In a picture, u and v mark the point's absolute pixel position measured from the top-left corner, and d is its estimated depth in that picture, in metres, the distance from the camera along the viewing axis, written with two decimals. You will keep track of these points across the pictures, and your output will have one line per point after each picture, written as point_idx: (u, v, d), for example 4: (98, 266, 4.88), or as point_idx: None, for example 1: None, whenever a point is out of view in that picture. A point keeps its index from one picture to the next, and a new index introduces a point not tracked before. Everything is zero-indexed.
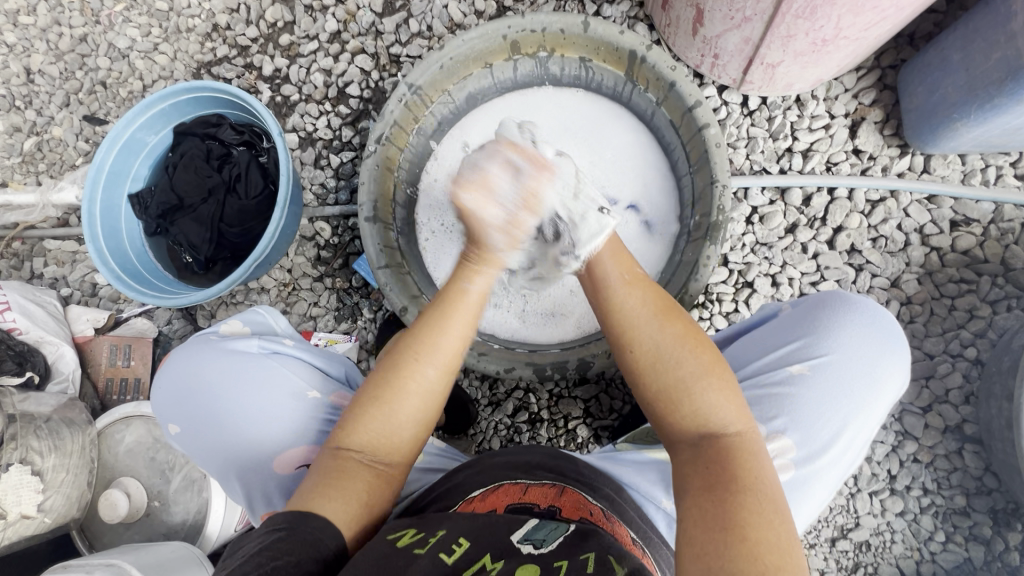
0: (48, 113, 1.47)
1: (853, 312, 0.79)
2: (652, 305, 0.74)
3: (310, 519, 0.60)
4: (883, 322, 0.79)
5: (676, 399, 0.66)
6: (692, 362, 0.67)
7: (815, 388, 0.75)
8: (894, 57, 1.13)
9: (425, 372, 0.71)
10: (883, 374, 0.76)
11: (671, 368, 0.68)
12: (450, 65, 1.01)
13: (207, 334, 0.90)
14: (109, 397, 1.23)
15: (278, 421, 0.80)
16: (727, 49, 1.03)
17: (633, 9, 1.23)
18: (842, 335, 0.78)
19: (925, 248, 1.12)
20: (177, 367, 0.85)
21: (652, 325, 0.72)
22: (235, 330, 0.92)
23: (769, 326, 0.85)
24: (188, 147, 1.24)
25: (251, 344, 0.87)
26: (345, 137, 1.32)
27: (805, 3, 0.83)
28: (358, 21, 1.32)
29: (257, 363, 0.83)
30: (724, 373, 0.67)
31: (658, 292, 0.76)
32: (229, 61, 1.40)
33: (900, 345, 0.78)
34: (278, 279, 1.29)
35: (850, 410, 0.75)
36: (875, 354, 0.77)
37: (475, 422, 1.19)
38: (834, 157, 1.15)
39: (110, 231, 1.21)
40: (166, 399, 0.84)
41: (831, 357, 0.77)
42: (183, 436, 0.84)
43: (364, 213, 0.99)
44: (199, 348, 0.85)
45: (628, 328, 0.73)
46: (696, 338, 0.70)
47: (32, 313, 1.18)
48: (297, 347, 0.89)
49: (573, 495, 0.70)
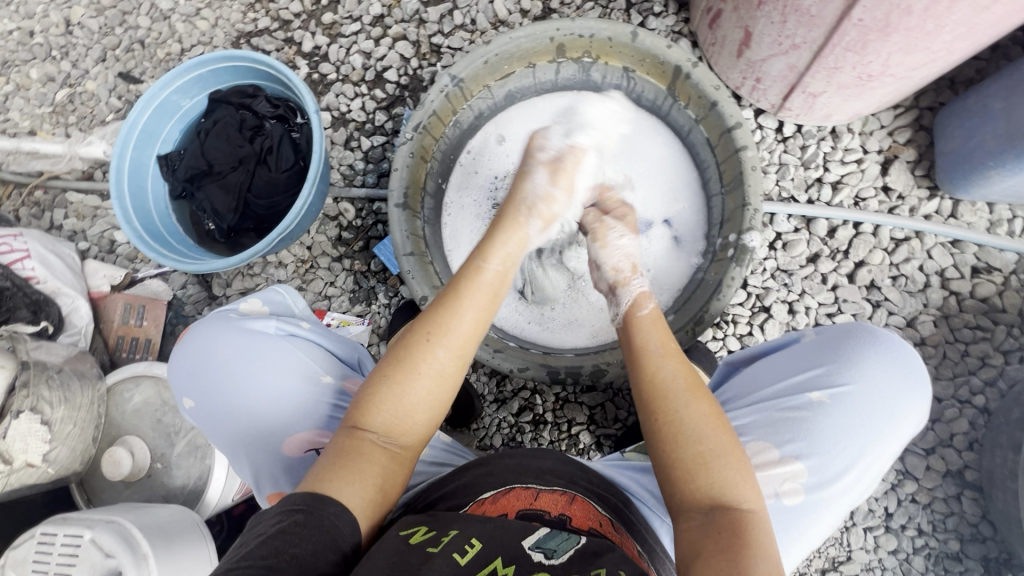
0: (83, 66, 1.47)
1: (878, 344, 0.80)
2: (682, 375, 0.72)
3: (327, 504, 0.61)
4: (907, 357, 0.80)
5: (692, 467, 0.65)
6: (716, 437, 0.67)
7: (833, 417, 0.76)
8: (932, 99, 1.13)
9: (442, 355, 0.72)
10: (902, 410, 0.77)
11: (693, 439, 0.66)
12: (494, 61, 1.02)
13: (227, 310, 0.91)
14: (118, 354, 1.23)
15: (290, 404, 0.80)
16: (770, 74, 1.04)
17: (678, 24, 1.24)
18: (864, 366, 0.78)
19: (944, 291, 1.12)
20: (193, 344, 0.85)
21: (680, 399, 0.69)
22: (253, 308, 0.92)
23: (791, 351, 0.86)
24: (222, 115, 1.24)
25: (268, 325, 0.87)
26: (378, 121, 1.32)
27: (857, 36, 0.83)
28: (403, 7, 1.34)
29: (273, 345, 0.84)
30: (739, 450, 0.67)
31: (690, 366, 0.74)
32: (269, 33, 1.40)
33: (922, 380, 0.79)
34: (298, 255, 1.30)
35: (870, 445, 0.76)
36: (897, 390, 0.77)
37: (479, 417, 1.19)
38: (863, 192, 1.15)
39: (136, 190, 1.21)
40: (181, 374, 0.85)
41: (855, 387, 0.77)
42: (195, 410, 0.84)
43: (395, 199, 0.99)
44: (215, 324, 0.85)
45: (661, 393, 0.70)
46: (720, 417, 0.68)
47: (52, 264, 1.18)
48: (314, 330, 0.90)
49: (583, 504, 0.71)
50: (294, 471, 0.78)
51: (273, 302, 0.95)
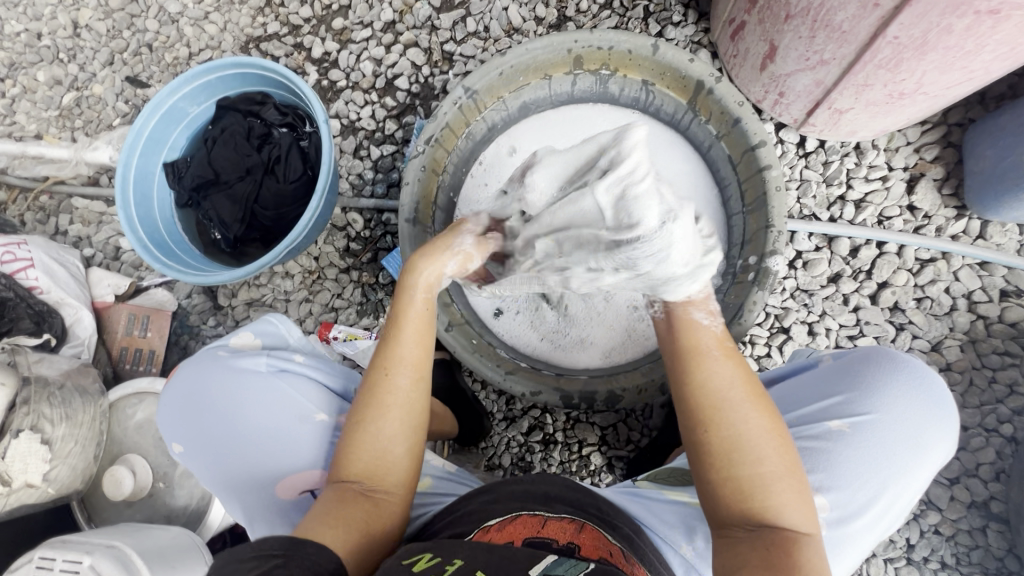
0: (90, 69, 1.45)
1: (900, 371, 0.76)
2: (744, 383, 0.67)
3: (306, 544, 0.58)
4: (931, 384, 0.76)
5: (746, 486, 0.62)
6: (776, 456, 0.63)
7: (854, 447, 0.73)
8: (962, 115, 1.09)
9: (415, 385, 0.72)
10: (927, 441, 0.73)
11: (753, 457, 0.63)
12: (509, 72, 0.99)
13: (218, 346, 0.88)
14: (122, 366, 1.21)
15: (284, 450, 0.77)
16: (795, 89, 1.00)
17: (698, 34, 1.21)
18: (886, 394, 0.75)
19: (971, 315, 1.08)
20: (185, 384, 0.82)
21: (740, 409, 0.65)
22: (246, 341, 0.89)
23: (808, 377, 0.82)
24: (230, 122, 1.22)
25: (260, 361, 0.83)
26: (387, 130, 1.29)
27: (891, 54, 0.79)
28: (415, 13, 1.31)
29: (265, 385, 0.80)
30: (798, 468, 0.64)
31: (749, 370, 0.69)
32: (279, 38, 1.38)
33: (948, 409, 0.76)
34: (305, 266, 1.28)
35: (893, 476, 0.72)
36: (922, 420, 0.74)
37: (488, 435, 1.17)
38: (888, 211, 1.12)
39: (142, 198, 1.19)
40: (174, 417, 0.82)
41: (877, 416, 0.74)
42: (188, 455, 0.81)
43: (405, 214, 0.98)
44: (206, 364, 0.83)
45: (716, 405, 0.65)
46: (781, 432, 0.64)
47: (56, 273, 1.16)
48: (308, 363, 0.86)
49: (593, 532, 0.68)
50: (291, 519, 0.75)
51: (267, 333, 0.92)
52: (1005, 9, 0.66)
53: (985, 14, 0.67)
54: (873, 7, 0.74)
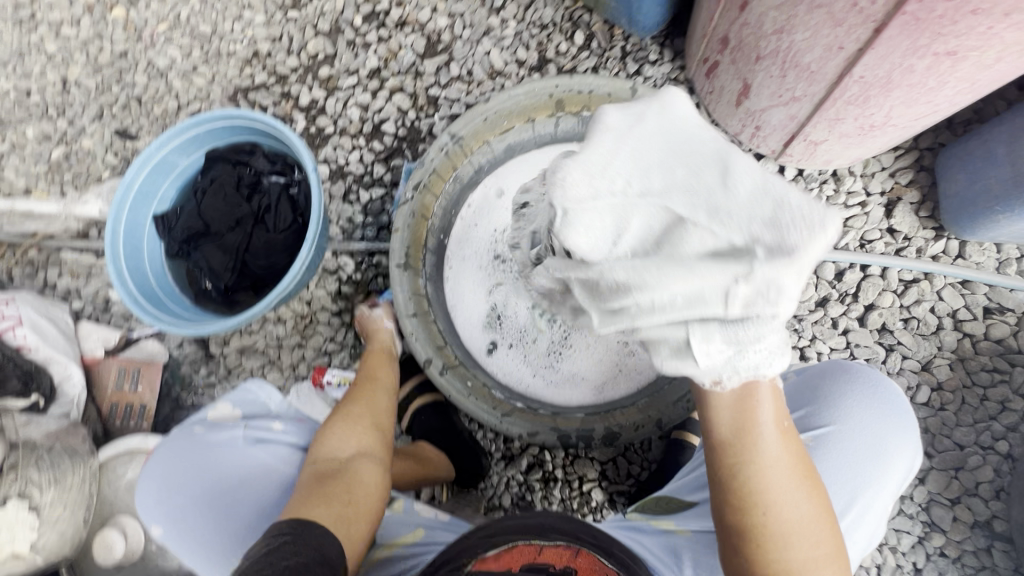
0: (80, 124, 1.47)
1: (857, 381, 0.76)
2: (801, 468, 0.66)
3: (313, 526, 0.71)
4: (886, 391, 0.76)
5: (803, 573, 0.63)
6: (829, 540, 0.65)
7: (814, 462, 0.73)
8: (932, 139, 1.13)
9: (380, 388, 1.00)
10: (893, 448, 0.73)
11: (809, 545, 0.64)
12: (493, 118, 1.03)
13: (197, 422, 0.92)
14: (112, 421, 1.19)
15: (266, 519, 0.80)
16: (771, 123, 1.03)
17: (674, 72, 1.25)
18: (845, 406, 0.75)
19: (957, 333, 1.10)
20: (166, 462, 0.86)
21: (797, 497, 0.65)
22: (224, 414, 0.94)
23: (772, 397, 0.83)
24: (220, 173, 1.23)
25: (239, 432, 0.88)
26: (376, 173, 1.31)
27: (859, 91, 0.83)
28: (399, 60, 1.35)
29: (246, 452, 0.85)
30: (828, 524, 0.66)
31: (787, 426, 0.68)
32: (266, 88, 1.41)
33: (906, 415, 0.76)
34: (297, 311, 1.27)
35: (860, 487, 0.73)
36: (881, 428, 0.74)
37: (487, 475, 1.15)
38: (869, 234, 1.14)
39: (132, 251, 1.19)
40: (153, 496, 0.84)
41: (837, 429, 0.74)
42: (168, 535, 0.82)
43: (395, 259, 0.99)
44: (184, 443, 0.87)
45: (769, 490, 0.65)
46: (829, 513, 0.67)
47: (44, 330, 1.15)
48: (285, 429, 0.91)
49: (589, 557, 0.70)
50: None
51: (245, 402, 0.97)
52: (962, 51, 0.69)
53: (943, 55, 0.70)
54: (838, 49, 0.77)
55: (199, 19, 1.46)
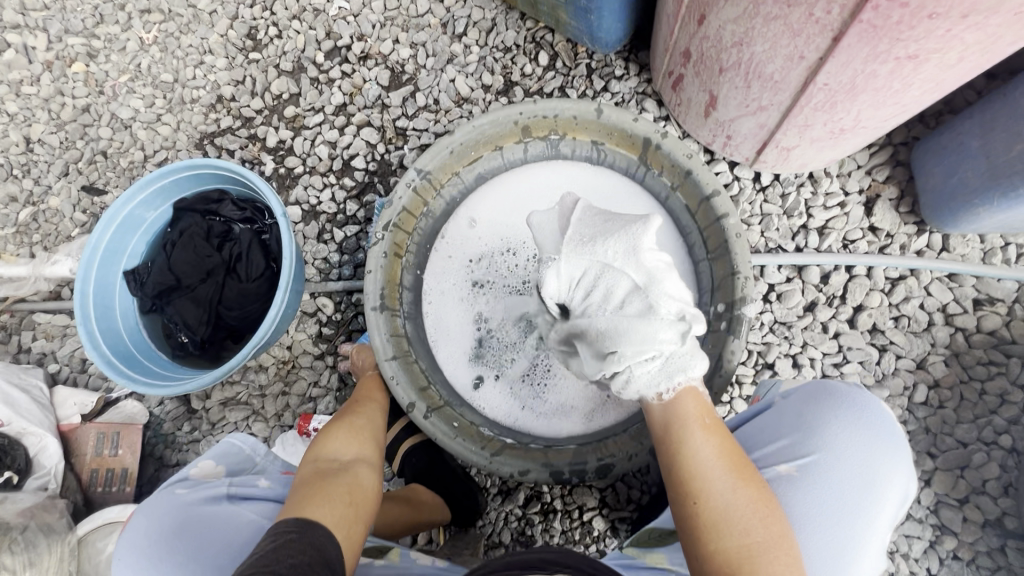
0: (45, 182, 1.44)
1: (841, 406, 0.74)
2: (727, 456, 0.69)
3: (314, 526, 0.69)
4: (875, 416, 0.73)
5: (737, 560, 0.62)
6: (763, 527, 0.64)
7: (803, 492, 0.70)
8: (905, 134, 1.12)
9: (375, 406, 1.00)
10: (881, 477, 0.70)
11: (739, 530, 0.64)
12: (460, 149, 1.00)
13: (178, 482, 0.81)
14: (93, 489, 1.15)
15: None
16: (740, 132, 1.02)
17: (641, 85, 1.24)
18: (831, 432, 0.72)
19: (949, 328, 1.08)
20: (130, 528, 0.74)
21: (724, 482, 0.67)
22: (206, 471, 0.86)
23: (759, 420, 0.80)
24: (188, 224, 1.20)
25: (223, 489, 0.81)
26: (349, 211, 1.29)
27: (825, 98, 0.81)
28: (365, 94, 1.33)
29: (231, 510, 0.77)
30: (786, 533, 0.64)
31: (732, 444, 0.71)
32: (232, 132, 1.39)
33: (897, 441, 0.72)
34: (278, 357, 1.24)
35: (850, 521, 0.69)
36: (870, 455, 0.71)
37: (484, 512, 1.12)
38: (851, 234, 1.13)
39: (103, 311, 1.16)
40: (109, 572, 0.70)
41: (823, 458, 0.71)
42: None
43: (371, 302, 0.95)
44: (167, 504, 0.76)
45: (697, 478, 0.68)
46: (768, 503, 0.66)
47: (16, 401, 1.11)
48: (274, 487, 0.85)
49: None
50: None
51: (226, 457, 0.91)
52: (923, 54, 0.68)
53: (905, 59, 0.69)
54: (799, 59, 0.76)
55: (160, 68, 1.44)
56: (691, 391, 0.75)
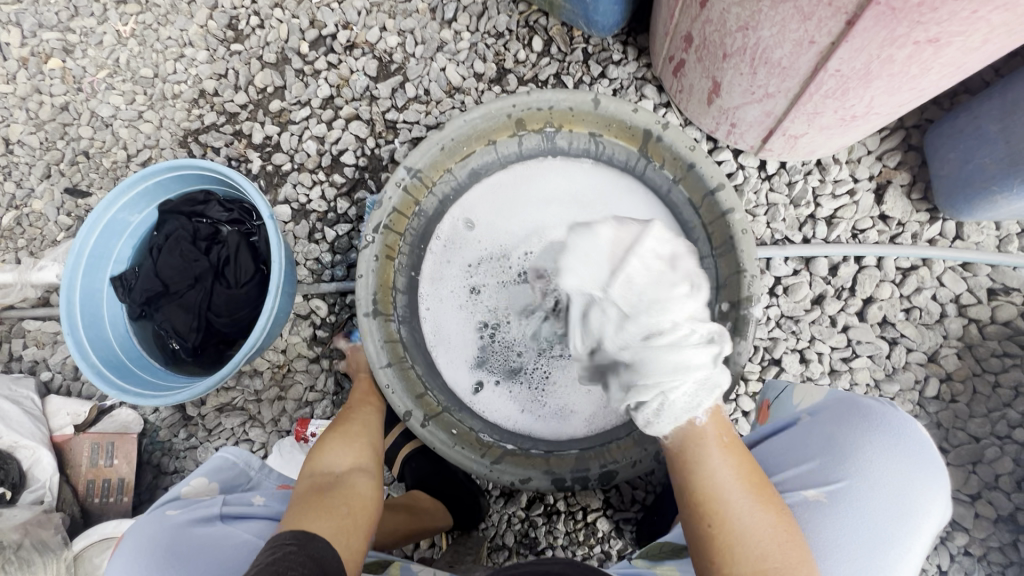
0: (28, 185, 1.40)
1: (874, 429, 0.70)
2: (745, 477, 0.68)
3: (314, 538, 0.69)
4: (911, 440, 0.69)
5: None
6: (781, 551, 0.62)
7: (834, 519, 0.66)
8: (918, 117, 1.07)
9: (371, 409, 0.99)
10: (917, 506, 0.66)
11: (756, 551, 0.63)
12: (451, 144, 0.95)
13: (168, 504, 0.80)
14: (90, 500, 1.14)
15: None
16: (745, 120, 0.97)
17: (640, 70, 1.18)
18: (863, 457, 0.68)
19: (962, 320, 1.05)
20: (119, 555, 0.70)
21: (743, 503, 0.65)
22: (199, 489, 0.85)
23: (784, 438, 0.77)
24: (174, 227, 1.16)
25: (215, 510, 0.78)
26: (340, 209, 1.25)
27: (836, 85, 0.77)
28: (352, 86, 1.28)
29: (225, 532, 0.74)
30: (810, 558, 0.62)
31: (750, 464, 0.70)
32: (217, 128, 1.34)
33: (934, 467, 0.68)
34: (272, 361, 1.22)
35: (885, 555, 0.64)
36: (904, 482, 0.67)
37: (486, 515, 1.10)
38: (860, 224, 1.09)
39: (91, 319, 1.13)
40: None
41: (856, 485, 0.67)
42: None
43: (362, 307, 0.92)
44: (157, 526, 0.73)
45: (714, 497, 0.67)
46: (787, 525, 0.64)
47: (7, 414, 1.09)
48: (268, 506, 0.83)
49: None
50: None
51: (220, 472, 0.89)
52: (945, 37, 0.63)
53: (925, 43, 0.64)
54: (809, 44, 0.71)
55: (139, 62, 1.38)
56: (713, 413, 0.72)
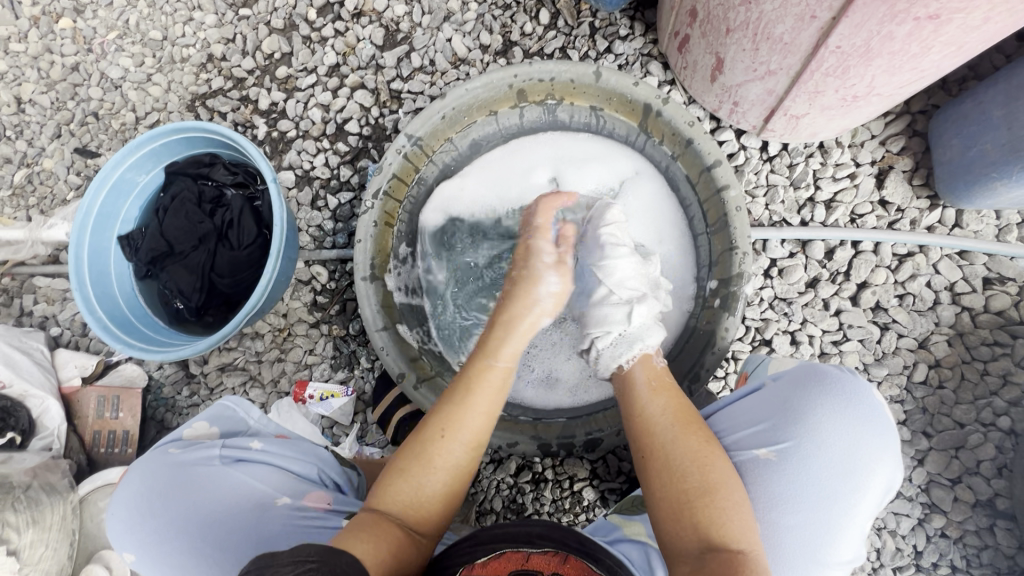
0: (39, 144, 1.42)
1: (828, 392, 0.72)
2: (672, 412, 0.76)
3: (342, 554, 0.61)
4: (859, 397, 0.72)
5: (684, 507, 0.68)
6: (704, 473, 0.69)
7: (783, 475, 0.70)
8: (924, 101, 1.06)
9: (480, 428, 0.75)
10: (864, 459, 0.70)
11: (681, 474, 0.70)
12: (452, 114, 0.96)
13: (170, 443, 0.84)
14: (96, 450, 1.18)
15: (237, 537, 0.70)
16: (748, 98, 0.97)
17: (646, 46, 1.18)
18: (814, 420, 0.71)
19: (955, 307, 1.05)
20: (132, 488, 0.77)
21: (669, 433, 0.74)
22: (201, 432, 0.87)
23: (742, 401, 0.79)
24: (180, 188, 1.19)
25: (214, 454, 0.81)
26: (343, 176, 1.26)
27: (837, 62, 0.76)
28: (358, 54, 1.28)
29: (220, 475, 0.78)
30: (732, 481, 0.69)
31: (682, 401, 0.77)
32: (224, 93, 1.35)
33: (882, 421, 0.72)
34: (274, 324, 1.25)
35: (837, 504, 0.69)
36: (852, 439, 0.70)
37: (476, 480, 1.14)
38: (859, 208, 1.09)
39: (98, 276, 1.16)
40: (122, 525, 0.75)
41: (805, 445, 0.70)
42: (140, 563, 0.73)
43: (361, 271, 0.94)
44: (156, 463, 0.79)
45: (647, 430, 0.75)
46: (710, 451, 0.71)
47: (18, 364, 1.13)
48: (264, 450, 0.84)
49: (578, 564, 0.68)
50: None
51: (222, 420, 0.90)
52: (945, 14, 0.63)
53: (925, 20, 0.64)
54: (811, 19, 0.71)
55: (148, 24, 1.39)
56: (643, 363, 0.83)
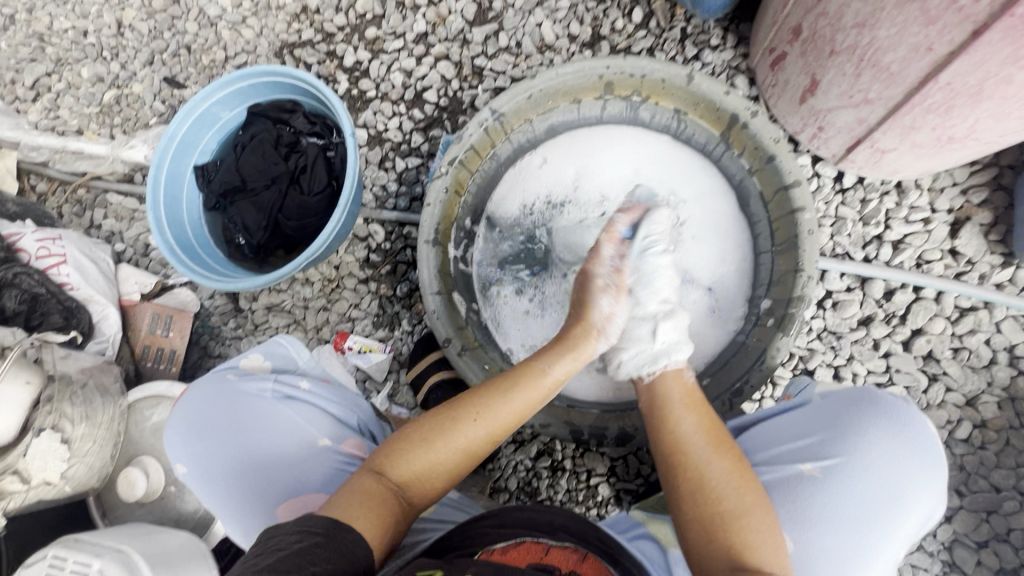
0: (131, 68, 1.49)
1: (881, 415, 0.72)
2: (705, 431, 0.73)
3: (346, 532, 0.61)
4: (913, 427, 0.72)
5: (714, 529, 0.66)
6: (738, 496, 0.67)
7: (824, 492, 0.70)
8: (1015, 157, 1.04)
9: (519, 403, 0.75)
10: (909, 487, 0.69)
11: (715, 498, 0.67)
12: (538, 96, 0.97)
13: (227, 369, 0.89)
14: (143, 363, 1.24)
15: (282, 475, 0.77)
16: (835, 124, 0.96)
17: (735, 59, 1.17)
18: (864, 440, 0.71)
19: (1011, 370, 1.02)
20: (187, 408, 0.84)
21: (702, 451, 0.71)
22: (255, 364, 0.91)
23: (789, 418, 0.79)
24: (259, 129, 1.23)
25: (266, 387, 0.85)
26: (413, 142, 1.29)
27: (942, 100, 0.75)
28: (448, 26, 1.30)
29: (267, 409, 0.83)
30: (765, 502, 0.68)
31: (712, 419, 0.75)
32: (312, 45, 1.38)
33: (932, 453, 0.71)
34: (324, 274, 1.28)
35: (876, 527, 0.68)
36: (900, 466, 0.70)
37: (495, 457, 1.16)
38: (928, 254, 1.06)
39: (172, 201, 1.21)
40: (178, 437, 0.82)
41: (852, 464, 0.70)
42: (192, 474, 0.80)
43: (424, 234, 0.96)
44: (211, 385, 0.84)
45: (680, 447, 0.72)
46: (745, 474, 0.69)
47: (87, 270, 1.19)
48: (313, 391, 0.87)
49: (596, 564, 0.69)
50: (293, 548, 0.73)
51: (275, 355, 0.94)
52: None
53: None
54: (926, 51, 0.70)
55: None
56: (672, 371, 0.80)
